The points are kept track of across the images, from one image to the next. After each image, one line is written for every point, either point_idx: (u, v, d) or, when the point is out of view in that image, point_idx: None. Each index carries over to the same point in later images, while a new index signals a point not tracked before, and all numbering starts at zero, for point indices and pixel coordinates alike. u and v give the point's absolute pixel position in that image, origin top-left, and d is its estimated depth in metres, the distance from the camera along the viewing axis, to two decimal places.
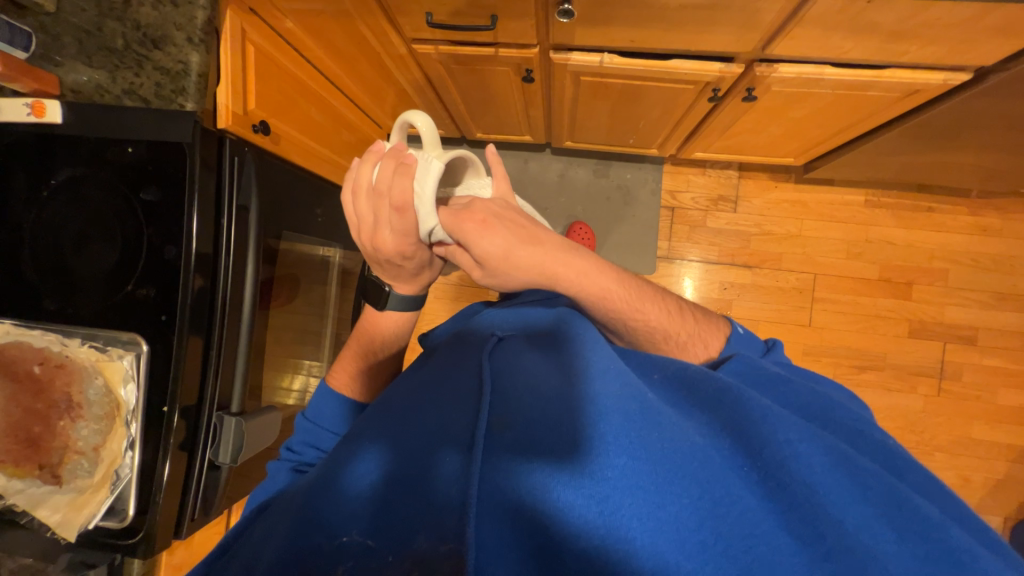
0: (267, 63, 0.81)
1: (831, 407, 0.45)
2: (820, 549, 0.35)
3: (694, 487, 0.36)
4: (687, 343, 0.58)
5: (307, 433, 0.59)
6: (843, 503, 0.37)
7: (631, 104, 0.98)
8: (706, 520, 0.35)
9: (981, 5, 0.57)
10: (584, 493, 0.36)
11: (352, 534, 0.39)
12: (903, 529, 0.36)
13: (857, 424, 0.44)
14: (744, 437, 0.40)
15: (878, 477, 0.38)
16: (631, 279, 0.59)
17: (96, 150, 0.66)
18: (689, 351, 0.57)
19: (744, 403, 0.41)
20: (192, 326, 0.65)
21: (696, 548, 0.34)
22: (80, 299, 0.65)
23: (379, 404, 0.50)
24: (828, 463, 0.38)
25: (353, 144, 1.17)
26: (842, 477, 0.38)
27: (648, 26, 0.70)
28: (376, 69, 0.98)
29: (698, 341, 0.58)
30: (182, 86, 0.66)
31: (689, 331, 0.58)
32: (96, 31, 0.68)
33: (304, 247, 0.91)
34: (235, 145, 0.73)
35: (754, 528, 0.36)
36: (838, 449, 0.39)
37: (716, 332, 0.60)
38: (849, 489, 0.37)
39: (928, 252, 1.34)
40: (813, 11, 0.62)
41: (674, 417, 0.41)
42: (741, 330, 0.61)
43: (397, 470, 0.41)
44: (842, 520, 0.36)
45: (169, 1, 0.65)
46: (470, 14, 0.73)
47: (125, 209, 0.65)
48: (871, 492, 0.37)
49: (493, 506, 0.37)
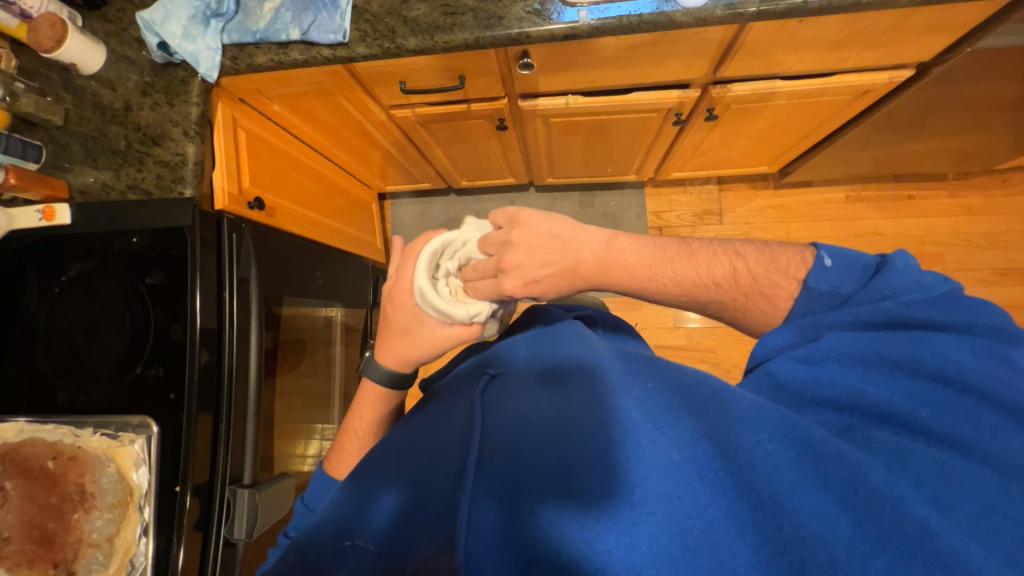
0: (257, 144, 0.87)
1: (863, 395, 0.36)
2: (776, 545, 0.32)
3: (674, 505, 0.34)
4: (752, 305, 0.47)
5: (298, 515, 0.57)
6: (805, 490, 0.33)
7: (602, 137, 1.02)
8: (676, 533, 0.33)
9: (904, 11, 0.62)
10: (563, 516, 0.35)
11: (350, 540, 0.40)
12: (866, 516, 0.31)
13: (874, 425, 0.35)
14: (721, 441, 0.36)
15: (845, 463, 0.33)
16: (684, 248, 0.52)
17: (102, 243, 0.70)
18: (756, 308, 0.48)
19: (729, 406, 0.37)
20: (200, 401, 0.66)
21: (665, 561, 0.32)
22: (92, 388, 0.67)
23: (382, 440, 0.51)
24: (795, 457, 0.34)
25: (346, 207, 1.23)
26: (808, 471, 0.33)
27: (604, 66, 0.76)
28: (360, 137, 1.04)
29: (765, 298, 0.46)
30: (181, 175, 0.72)
31: (751, 286, 0.47)
32: (102, 138, 0.75)
33: (306, 309, 0.93)
34: (233, 223, 0.77)
35: (722, 535, 0.33)
36: (806, 437, 0.34)
37: (790, 267, 0.45)
38: (815, 481, 0.33)
39: (918, 238, 1.36)
40: (750, 35, 0.67)
41: (656, 429, 0.38)
42: (830, 260, 0.43)
43: (388, 506, 0.41)
44: (801, 510, 0.32)
45: (166, 102, 0.74)
46: (439, 78, 0.79)
47: (132, 294, 0.68)
48: (837, 480, 0.33)
49: (483, 532, 0.35)
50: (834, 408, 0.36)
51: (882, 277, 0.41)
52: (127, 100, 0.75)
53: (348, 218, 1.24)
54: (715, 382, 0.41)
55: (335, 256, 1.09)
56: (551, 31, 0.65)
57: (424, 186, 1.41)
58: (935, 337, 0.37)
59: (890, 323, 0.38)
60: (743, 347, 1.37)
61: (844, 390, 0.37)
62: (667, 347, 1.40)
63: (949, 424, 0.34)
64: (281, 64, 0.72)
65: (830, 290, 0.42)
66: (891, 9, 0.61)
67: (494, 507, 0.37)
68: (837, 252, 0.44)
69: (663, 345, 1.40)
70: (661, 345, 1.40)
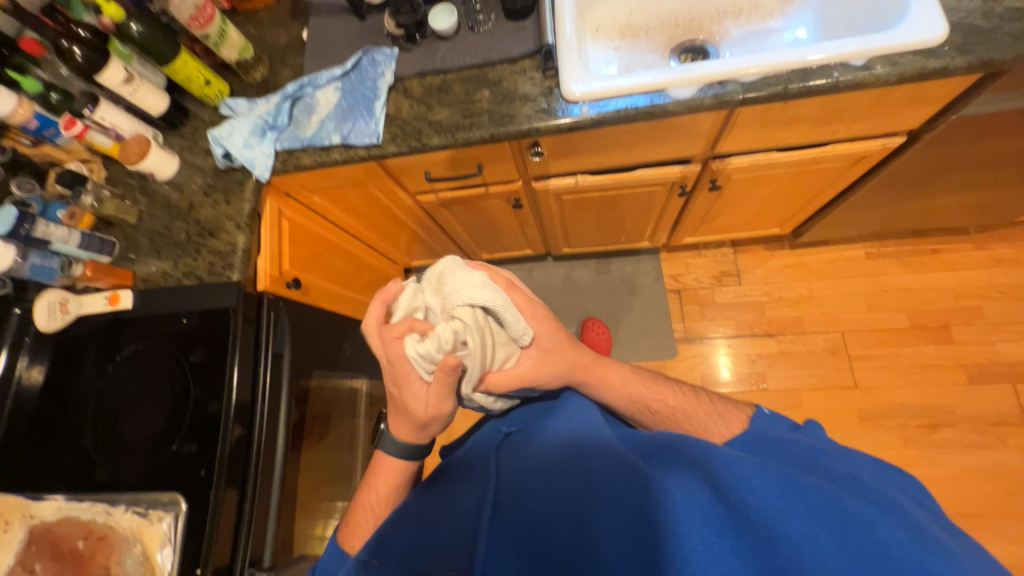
0: (298, 230, 0.97)
1: (815, 457, 0.43)
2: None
3: (681, 543, 0.36)
4: (705, 422, 0.55)
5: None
6: (795, 514, 0.35)
7: (612, 209, 1.09)
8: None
9: (882, 89, 0.67)
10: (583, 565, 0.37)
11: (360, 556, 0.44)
12: (852, 544, 0.33)
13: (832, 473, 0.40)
14: (713, 481, 0.38)
15: (822, 495, 0.36)
16: (648, 375, 0.63)
17: (156, 325, 0.77)
18: (712, 429, 0.53)
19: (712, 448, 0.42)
20: (227, 478, 0.68)
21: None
22: (128, 465, 0.69)
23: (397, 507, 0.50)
24: (778, 489, 0.37)
25: (374, 283, 1.31)
26: (795, 503, 0.36)
27: (609, 149, 0.83)
28: (389, 220, 1.14)
29: (718, 420, 0.54)
30: (230, 261, 0.81)
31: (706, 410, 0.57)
32: (166, 231, 0.85)
33: (334, 382, 0.96)
34: (272, 302, 0.84)
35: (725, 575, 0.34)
36: (785, 472, 0.38)
37: (738, 412, 0.55)
38: (805, 511, 0.35)
39: (950, 292, 1.32)
40: (740, 117, 0.73)
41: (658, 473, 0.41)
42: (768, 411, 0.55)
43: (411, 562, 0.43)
44: (792, 533, 0.35)
45: (224, 201, 0.85)
46: (459, 167, 0.88)
47: (176, 371, 0.73)
48: (820, 510, 0.35)
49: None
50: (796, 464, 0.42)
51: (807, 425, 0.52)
52: (191, 199, 0.86)
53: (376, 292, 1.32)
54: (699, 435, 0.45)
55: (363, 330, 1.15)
56: (558, 124, 0.74)
57: None
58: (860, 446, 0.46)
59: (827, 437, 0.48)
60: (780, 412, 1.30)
61: (797, 450, 0.44)
62: None
63: (880, 480, 0.41)
64: (323, 163, 0.83)
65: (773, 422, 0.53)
66: (868, 89, 0.67)
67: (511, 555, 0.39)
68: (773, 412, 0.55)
69: None
70: None
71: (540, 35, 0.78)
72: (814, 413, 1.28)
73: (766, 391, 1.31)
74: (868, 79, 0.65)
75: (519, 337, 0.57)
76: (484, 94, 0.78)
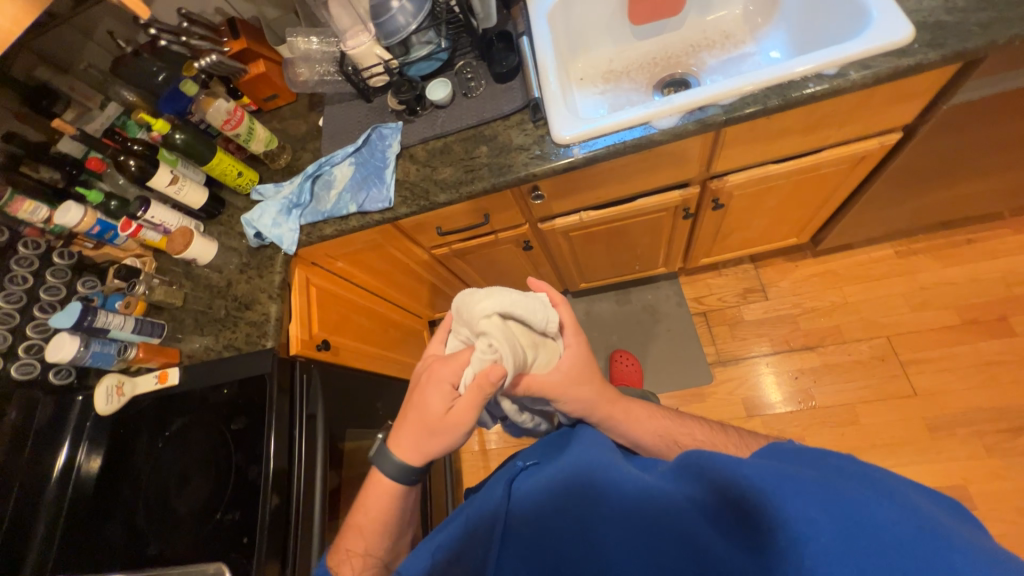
0: (325, 295, 1.03)
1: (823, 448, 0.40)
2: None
3: (671, 539, 0.40)
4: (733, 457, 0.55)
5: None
6: (790, 496, 0.34)
7: (622, 240, 1.11)
8: None
9: (862, 91, 0.69)
10: None
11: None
12: (845, 527, 0.32)
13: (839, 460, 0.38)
14: (714, 482, 0.39)
15: (815, 481, 0.35)
16: (676, 415, 0.64)
17: (201, 398, 0.82)
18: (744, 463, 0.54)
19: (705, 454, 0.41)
20: (269, 545, 0.68)
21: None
22: (177, 538, 0.72)
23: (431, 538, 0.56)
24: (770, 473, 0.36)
25: (400, 338, 1.35)
26: (785, 487, 0.35)
27: (607, 183, 0.87)
28: (409, 276, 1.20)
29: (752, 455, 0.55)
30: (264, 330, 0.86)
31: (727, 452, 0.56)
32: (207, 309, 0.92)
33: (369, 442, 0.99)
34: (304, 365, 0.88)
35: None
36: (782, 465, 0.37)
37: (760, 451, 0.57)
38: (794, 495, 0.34)
39: (998, 281, 1.24)
40: (727, 136, 0.76)
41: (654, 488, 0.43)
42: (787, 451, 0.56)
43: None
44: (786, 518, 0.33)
45: (257, 275, 0.92)
46: (467, 219, 0.94)
47: (220, 440, 0.77)
48: (813, 495, 0.34)
49: None
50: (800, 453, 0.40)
51: None
52: (229, 277, 0.94)
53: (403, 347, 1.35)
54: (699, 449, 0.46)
55: (393, 385, 1.17)
56: (552, 167, 0.78)
57: None
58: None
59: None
60: (837, 429, 1.20)
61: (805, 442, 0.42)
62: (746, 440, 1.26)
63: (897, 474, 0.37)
64: (343, 231, 0.90)
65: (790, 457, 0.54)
66: (847, 93, 0.69)
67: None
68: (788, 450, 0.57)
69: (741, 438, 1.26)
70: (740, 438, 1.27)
71: (527, 91, 0.85)
72: (875, 427, 1.18)
73: (817, 409, 1.23)
74: (844, 84, 0.67)
75: (546, 328, 0.59)
76: (482, 150, 0.85)
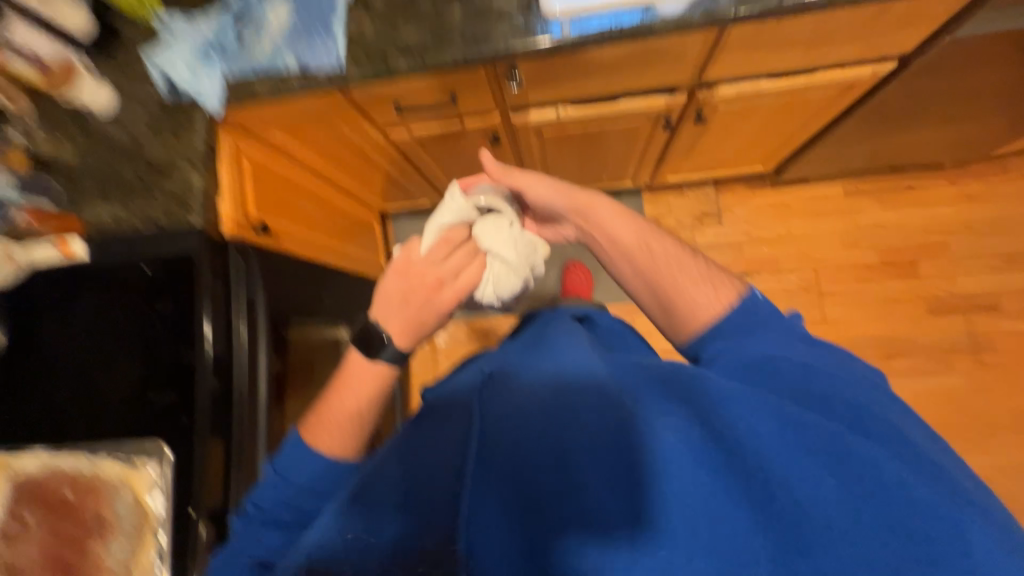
0: (262, 172, 0.91)
1: (812, 377, 0.44)
2: (778, 515, 0.36)
3: (669, 478, 0.38)
4: (690, 286, 0.56)
5: (277, 495, 0.54)
6: (794, 457, 0.38)
7: (596, 145, 1.04)
8: (687, 515, 0.37)
9: (879, 5, 0.64)
10: (582, 514, 0.38)
11: (353, 531, 0.41)
12: (845, 473, 0.37)
13: (827, 390, 0.43)
14: (721, 429, 0.40)
15: (818, 427, 0.39)
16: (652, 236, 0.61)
17: (116, 275, 0.72)
18: (699, 291, 0.56)
19: (708, 392, 0.43)
20: (211, 424, 0.68)
21: (668, 535, 0.36)
22: (106, 416, 0.68)
23: (372, 463, 0.47)
24: (775, 429, 0.40)
25: (350, 229, 1.26)
26: (790, 437, 0.39)
27: (592, 76, 0.78)
28: (360, 159, 1.07)
29: (707, 288, 0.56)
30: (188, 204, 0.75)
31: (688, 275, 0.57)
32: (111, 172, 0.78)
33: (314, 331, 0.95)
34: (239, 248, 0.79)
35: (726, 515, 0.37)
36: (787, 413, 0.40)
37: (729, 288, 0.56)
38: (799, 448, 0.38)
39: (921, 228, 1.35)
40: (731, 37, 0.69)
41: (659, 423, 0.41)
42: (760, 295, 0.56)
43: (391, 504, 0.41)
44: (791, 478, 0.37)
45: (173, 137, 0.78)
46: (432, 98, 0.82)
47: (144, 321, 0.70)
48: (815, 445, 0.38)
49: (504, 524, 0.38)
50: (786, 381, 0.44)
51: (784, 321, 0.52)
52: (136, 136, 0.78)
53: (352, 238, 1.27)
54: (691, 374, 0.45)
55: (343, 278, 1.12)
56: (536, 46, 0.68)
57: (424, 203, 1.43)
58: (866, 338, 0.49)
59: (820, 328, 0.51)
60: None
61: (792, 363, 0.46)
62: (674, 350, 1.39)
63: (868, 390, 0.44)
64: (280, 93, 0.75)
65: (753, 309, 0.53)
66: (863, 5, 0.63)
67: (498, 499, 0.39)
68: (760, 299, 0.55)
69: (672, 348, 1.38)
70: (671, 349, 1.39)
71: None
72: None
73: None
74: None
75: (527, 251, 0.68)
76: (454, 10, 0.71)
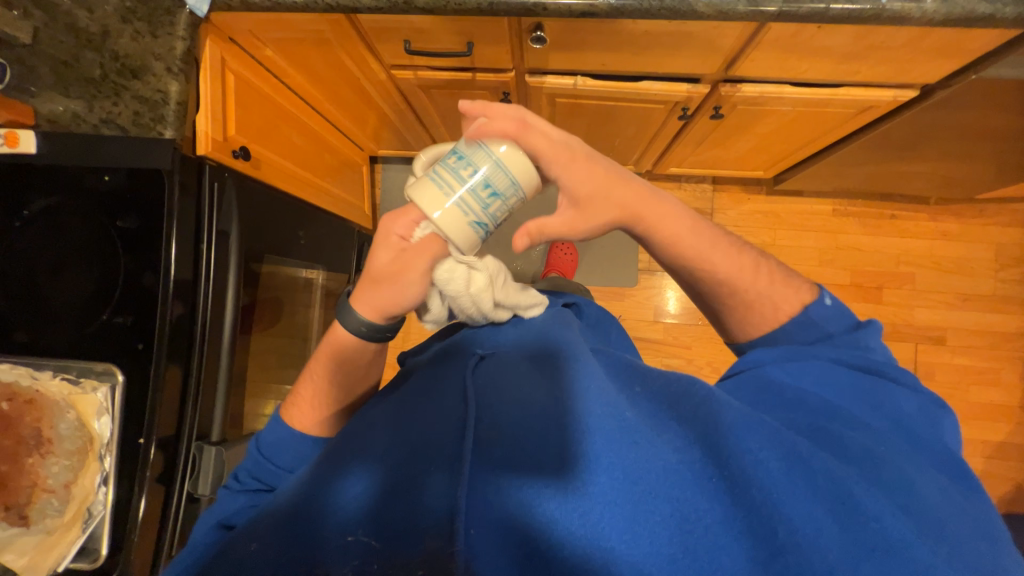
0: (248, 90, 0.83)
1: (832, 412, 0.45)
2: (771, 549, 0.36)
3: (666, 498, 0.37)
4: (757, 302, 0.55)
5: (255, 464, 0.56)
6: (795, 499, 0.37)
7: (606, 123, 1.01)
8: (676, 536, 0.36)
9: (919, 29, 0.62)
10: (571, 512, 0.37)
11: (353, 534, 0.39)
12: (845, 520, 0.37)
13: (845, 430, 0.43)
14: (723, 454, 0.40)
15: (826, 473, 0.39)
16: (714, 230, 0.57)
17: (71, 179, 0.65)
18: (759, 306, 0.56)
19: (715, 415, 0.42)
20: (169, 353, 0.64)
21: (665, 560, 0.35)
22: (53, 331, 0.64)
23: (359, 432, 0.50)
24: (783, 467, 0.39)
25: (337, 167, 1.19)
26: (796, 479, 0.38)
27: (618, 49, 0.74)
28: (358, 95, 1.00)
29: (770, 302, 0.55)
30: (160, 114, 0.68)
31: (763, 289, 0.56)
32: (74, 62, 0.69)
33: (287, 270, 0.91)
34: (215, 171, 0.73)
35: (717, 543, 0.36)
36: (794, 450, 0.40)
37: (800, 294, 0.56)
38: (803, 489, 0.38)
39: (894, 256, 1.41)
40: (768, 35, 0.66)
41: (655, 435, 0.41)
42: (830, 301, 0.55)
43: (362, 484, 0.43)
44: (793, 517, 0.37)
45: (148, 32, 0.69)
46: (446, 41, 0.76)
47: (102, 236, 0.65)
48: (822, 490, 0.38)
49: (488, 528, 0.38)
50: (806, 412, 0.45)
51: (862, 333, 0.53)
52: (105, 24, 0.69)
53: (338, 178, 1.20)
54: (704, 392, 0.45)
55: (324, 218, 1.06)
56: (568, 5, 0.63)
57: (418, 153, 1.37)
58: (891, 383, 0.48)
59: (853, 363, 0.49)
60: (719, 346, 1.39)
61: (819, 399, 0.46)
62: (644, 339, 1.42)
63: (901, 442, 0.43)
64: (278, 6, 0.67)
65: (821, 323, 0.53)
66: (905, 26, 0.61)
67: (487, 498, 0.39)
68: (837, 300, 0.55)
69: (642, 337, 1.42)
70: (640, 337, 1.42)
71: None
72: None
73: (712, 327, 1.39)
74: (912, 13, 0.59)
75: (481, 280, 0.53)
76: None
